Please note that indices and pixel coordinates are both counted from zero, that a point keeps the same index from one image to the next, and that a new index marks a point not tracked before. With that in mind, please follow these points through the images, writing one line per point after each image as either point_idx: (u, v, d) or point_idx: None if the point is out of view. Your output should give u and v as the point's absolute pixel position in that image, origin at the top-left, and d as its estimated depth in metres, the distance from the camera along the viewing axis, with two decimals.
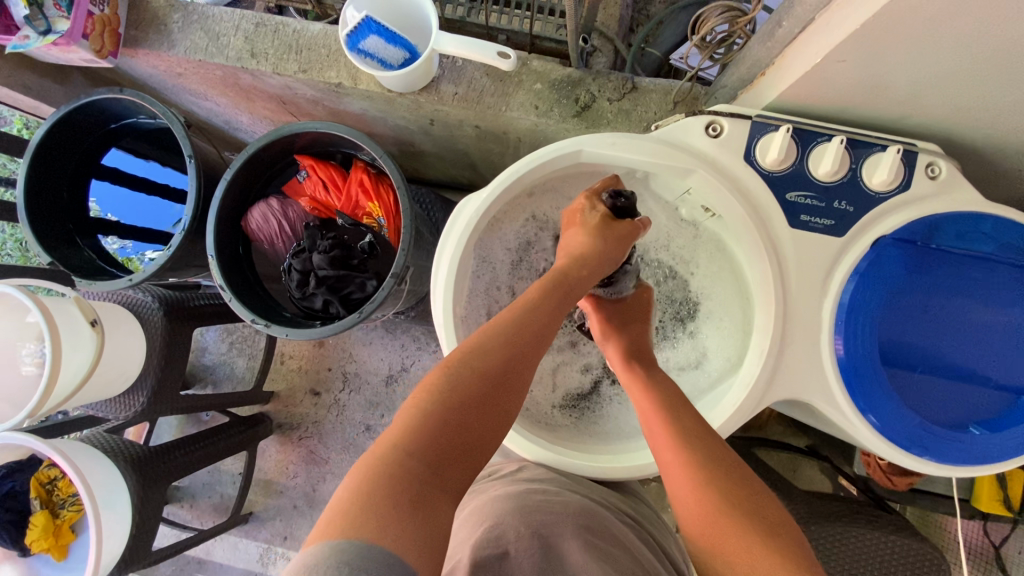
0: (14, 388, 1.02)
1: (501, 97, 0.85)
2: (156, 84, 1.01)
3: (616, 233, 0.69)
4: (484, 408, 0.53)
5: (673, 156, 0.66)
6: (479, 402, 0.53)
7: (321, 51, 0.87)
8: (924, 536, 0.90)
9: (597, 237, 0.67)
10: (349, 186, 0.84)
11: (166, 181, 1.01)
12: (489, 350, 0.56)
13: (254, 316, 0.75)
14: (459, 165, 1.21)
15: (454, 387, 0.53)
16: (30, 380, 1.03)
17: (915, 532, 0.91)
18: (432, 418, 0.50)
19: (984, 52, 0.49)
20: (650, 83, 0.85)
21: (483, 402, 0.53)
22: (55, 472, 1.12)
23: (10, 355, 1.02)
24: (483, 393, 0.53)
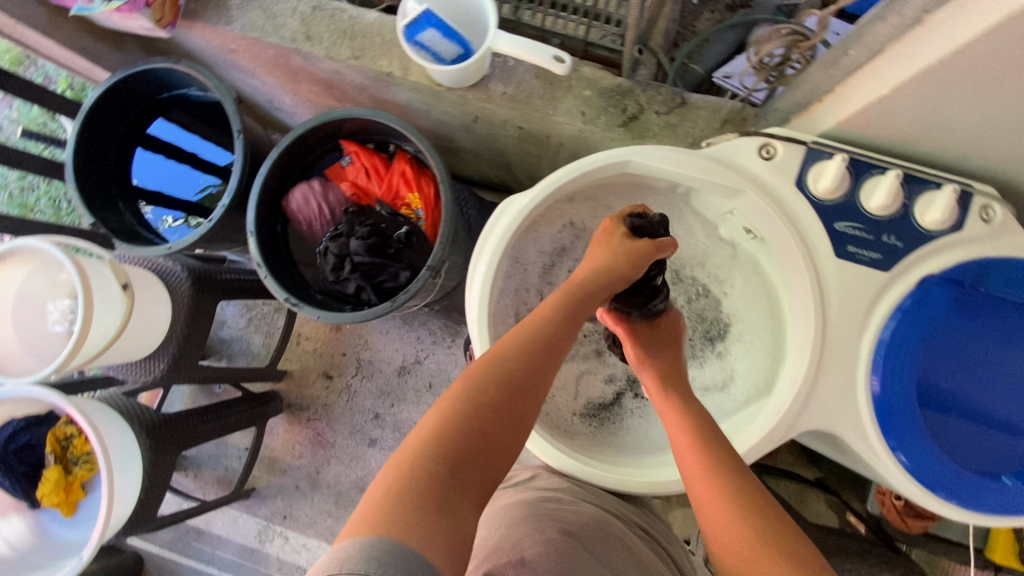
0: (40, 343, 1.03)
1: (549, 100, 0.85)
2: (208, 58, 1.02)
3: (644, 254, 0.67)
4: (506, 414, 0.52)
5: (724, 175, 0.65)
6: (503, 410, 0.52)
7: (375, 39, 0.88)
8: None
9: (625, 258, 0.66)
10: (391, 175, 0.84)
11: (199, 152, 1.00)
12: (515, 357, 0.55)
13: (287, 295, 0.76)
14: (494, 164, 1.21)
15: (481, 392, 0.52)
16: (54, 336, 1.04)
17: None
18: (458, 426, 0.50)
19: None
20: (699, 99, 0.84)
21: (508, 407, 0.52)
22: (71, 430, 1.13)
23: (37, 309, 1.03)
24: (510, 398, 0.53)
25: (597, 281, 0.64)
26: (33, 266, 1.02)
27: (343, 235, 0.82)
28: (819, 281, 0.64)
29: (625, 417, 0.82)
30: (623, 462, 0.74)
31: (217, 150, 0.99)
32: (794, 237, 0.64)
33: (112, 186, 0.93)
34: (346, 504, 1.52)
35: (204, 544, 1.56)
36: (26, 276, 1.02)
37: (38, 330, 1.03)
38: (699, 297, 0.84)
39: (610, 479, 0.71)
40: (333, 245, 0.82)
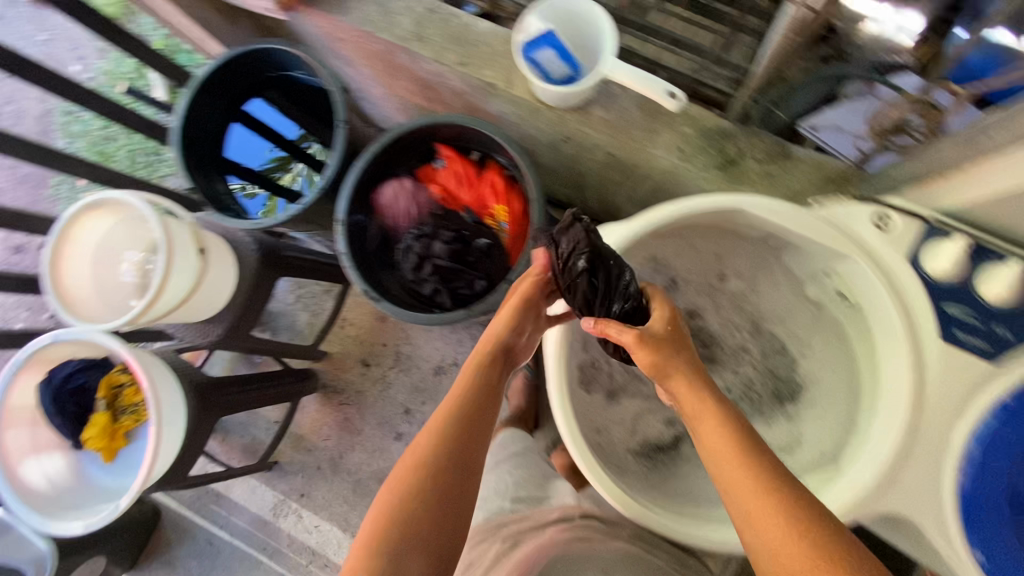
0: (110, 291, 1.07)
1: (648, 132, 0.85)
2: (314, 43, 1.05)
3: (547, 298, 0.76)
4: (444, 467, 0.59)
5: (834, 238, 0.64)
6: (455, 456, 0.60)
7: (484, 49, 0.89)
8: None
9: (526, 296, 0.73)
10: (481, 185, 0.85)
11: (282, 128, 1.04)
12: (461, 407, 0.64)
13: (367, 287, 0.77)
14: (568, 183, 1.21)
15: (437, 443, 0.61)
16: (125, 286, 1.08)
17: None
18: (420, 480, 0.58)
19: None
20: (802, 153, 0.83)
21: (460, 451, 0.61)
22: (124, 378, 1.16)
23: (113, 259, 1.07)
24: (461, 442, 0.62)
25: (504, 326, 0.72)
26: (117, 218, 1.06)
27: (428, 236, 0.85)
28: (919, 362, 0.62)
29: (680, 463, 0.81)
30: (675, 508, 0.73)
31: (289, 126, 1.04)
32: (897, 312, 0.62)
33: (209, 156, 0.95)
34: (363, 493, 1.53)
35: (221, 508, 1.58)
36: (109, 226, 1.05)
37: (113, 279, 1.07)
38: (773, 355, 0.81)
39: (663, 524, 0.69)
40: (416, 245, 0.84)
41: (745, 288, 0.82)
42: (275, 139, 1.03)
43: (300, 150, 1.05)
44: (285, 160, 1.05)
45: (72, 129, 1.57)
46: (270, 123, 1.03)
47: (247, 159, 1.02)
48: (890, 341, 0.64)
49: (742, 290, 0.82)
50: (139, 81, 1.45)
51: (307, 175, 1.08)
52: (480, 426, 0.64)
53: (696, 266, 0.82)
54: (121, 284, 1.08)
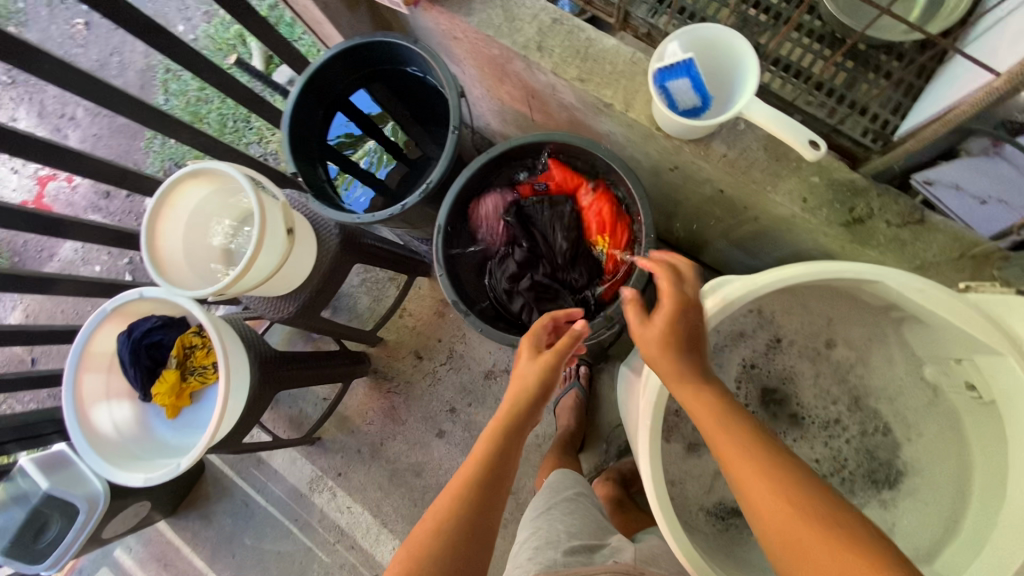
0: (198, 254, 1.09)
1: (771, 176, 0.80)
2: (428, 37, 1.04)
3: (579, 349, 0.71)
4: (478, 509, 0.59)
5: (988, 330, 0.58)
6: (484, 496, 0.60)
7: (607, 66, 0.86)
8: None
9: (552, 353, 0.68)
10: (586, 208, 0.83)
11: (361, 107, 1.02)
12: (470, 481, 0.60)
13: (458, 299, 0.76)
14: (658, 209, 1.16)
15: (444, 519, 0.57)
16: (212, 252, 1.11)
17: None
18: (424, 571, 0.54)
19: None
20: (941, 221, 0.76)
21: (470, 531, 0.57)
22: (197, 340, 1.18)
23: (205, 224, 1.11)
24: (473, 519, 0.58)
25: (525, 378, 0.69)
26: (216, 187, 1.09)
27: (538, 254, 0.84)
28: None
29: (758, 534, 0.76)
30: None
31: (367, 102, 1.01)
32: None
33: (313, 140, 0.97)
34: (398, 484, 1.54)
35: (261, 473, 1.63)
36: (205, 195, 1.08)
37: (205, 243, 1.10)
38: (869, 433, 0.77)
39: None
40: (518, 255, 0.83)
41: (853, 358, 0.78)
42: (359, 120, 1.02)
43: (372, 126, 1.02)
44: (358, 138, 1.04)
45: (171, 87, 1.62)
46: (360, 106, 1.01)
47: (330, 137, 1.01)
48: None
49: (850, 359, 0.78)
50: (242, 50, 1.49)
51: (376, 153, 1.07)
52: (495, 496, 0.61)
53: (805, 327, 0.79)
54: (209, 249, 1.11)
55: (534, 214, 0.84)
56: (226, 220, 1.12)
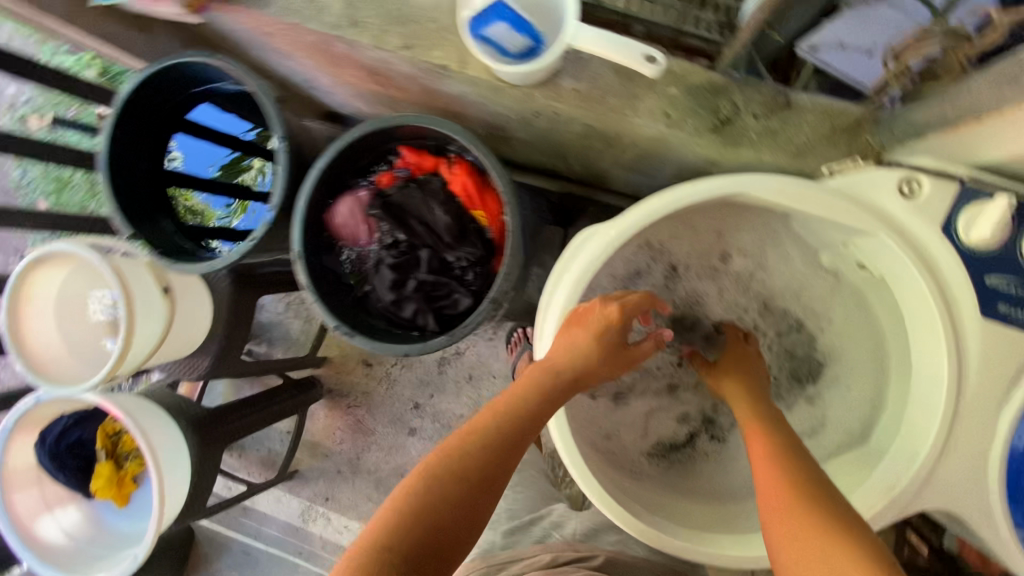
0: (81, 339, 1.00)
1: (628, 100, 0.74)
2: (242, 40, 0.93)
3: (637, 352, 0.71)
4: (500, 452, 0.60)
5: (855, 214, 0.55)
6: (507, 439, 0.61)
7: (428, 26, 0.78)
8: None
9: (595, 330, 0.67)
10: (450, 189, 0.74)
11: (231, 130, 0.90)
12: (468, 456, 0.59)
13: (339, 324, 0.69)
14: (548, 153, 1.10)
15: (428, 494, 0.55)
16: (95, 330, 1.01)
17: None
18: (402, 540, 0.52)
19: None
20: (807, 100, 0.72)
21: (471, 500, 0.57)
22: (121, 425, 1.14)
23: (78, 303, 1.00)
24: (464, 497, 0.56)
25: (564, 359, 0.66)
26: (71, 267, 0.98)
27: (415, 245, 0.75)
28: (956, 342, 0.55)
29: (701, 463, 0.76)
30: (697, 514, 0.67)
31: (235, 122, 0.90)
32: (930, 294, 0.54)
33: (152, 193, 0.85)
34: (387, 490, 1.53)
35: (251, 520, 1.60)
36: (65, 277, 0.98)
37: (83, 325, 1.00)
38: (783, 334, 0.76)
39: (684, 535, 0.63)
40: (390, 258, 0.74)
41: (751, 265, 0.75)
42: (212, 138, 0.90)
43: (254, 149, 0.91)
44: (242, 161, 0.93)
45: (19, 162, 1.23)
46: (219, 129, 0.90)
47: (195, 169, 0.90)
48: (921, 323, 0.57)
49: (749, 267, 0.75)
50: (89, 104, 1.18)
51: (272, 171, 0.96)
52: (491, 476, 0.59)
53: (697, 248, 0.76)
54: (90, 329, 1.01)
55: (404, 201, 0.75)
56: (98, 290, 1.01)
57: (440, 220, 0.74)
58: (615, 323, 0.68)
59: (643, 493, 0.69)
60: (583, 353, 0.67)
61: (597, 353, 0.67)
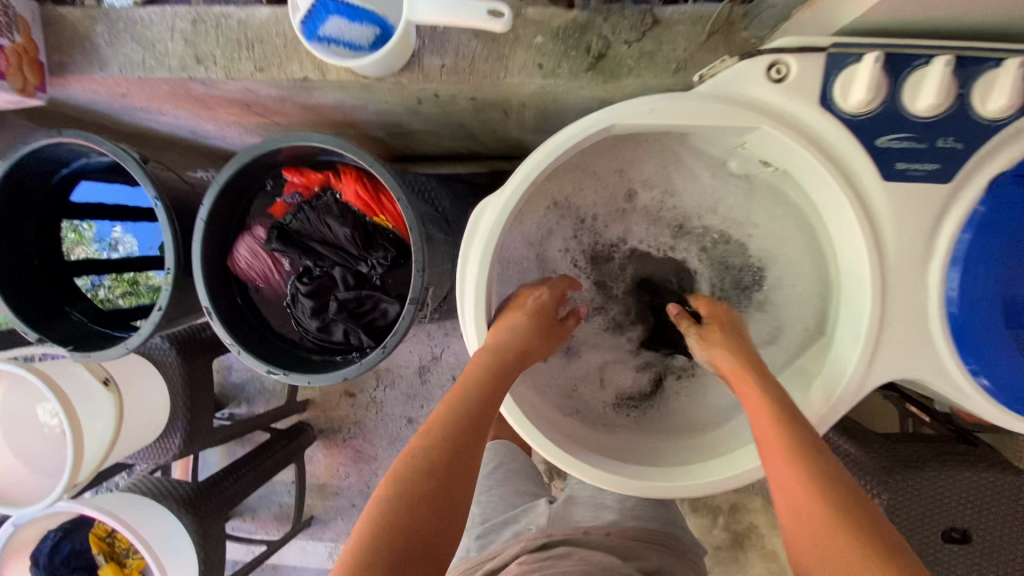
0: (48, 456, 0.92)
1: (497, 61, 0.71)
2: (106, 110, 0.88)
3: (568, 330, 0.71)
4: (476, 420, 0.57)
5: (728, 112, 0.53)
6: (478, 404, 0.58)
7: (275, 41, 0.73)
8: (1000, 465, 0.90)
9: (527, 308, 0.67)
10: (344, 201, 0.71)
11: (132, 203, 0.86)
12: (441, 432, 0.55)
13: (269, 366, 0.67)
14: (457, 137, 1.06)
15: (401, 492, 0.50)
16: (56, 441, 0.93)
17: (997, 461, 0.91)
18: (382, 552, 0.46)
19: None
20: (673, 12, 0.69)
21: (452, 471, 0.53)
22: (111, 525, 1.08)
23: (31, 419, 0.92)
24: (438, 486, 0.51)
25: (503, 333, 0.63)
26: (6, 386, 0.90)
27: (326, 265, 0.72)
28: (864, 212, 0.53)
29: (677, 399, 0.75)
30: (674, 454, 0.66)
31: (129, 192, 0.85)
32: (826, 173, 0.53)
33: (48, 290, 0.81)
34: None
35: None
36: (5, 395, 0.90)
37: (40, 443, 0.93)
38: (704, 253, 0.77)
39: (664, 484, 0.61)
40: (304, 285, 0.71)
41: (658, 194, 0.74)
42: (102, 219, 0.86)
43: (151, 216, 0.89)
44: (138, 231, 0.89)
45: None
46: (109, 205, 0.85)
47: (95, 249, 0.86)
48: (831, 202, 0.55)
49: (657, 197, 0.74)
50: None
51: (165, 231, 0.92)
52: (462, 453, 0.54)
53: (601, 194, 0.74)
54: (53, 441, 0.93)
55: (301, 227, 0.71)
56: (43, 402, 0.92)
57: (347, 235, 0.70)
58: (545, 299, 0.69)
59: (617, 444, 0.68)
60: (522, 327, 0.65)
61: (533, 326, 0.66)
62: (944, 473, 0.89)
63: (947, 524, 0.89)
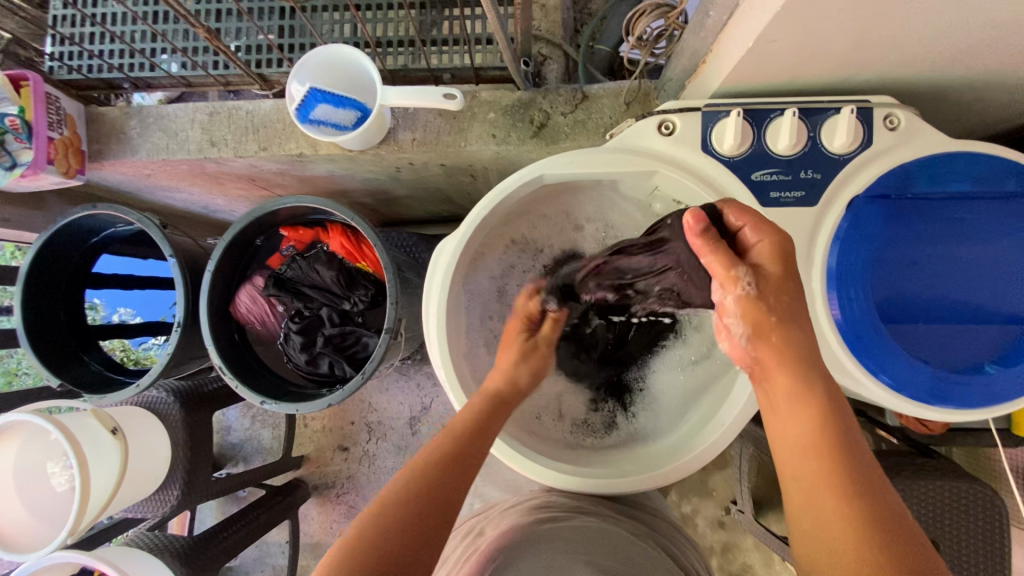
0: (51, 509, 0.90)
1: (458, 133, 0.86)
2: (130, 188, 1.02)
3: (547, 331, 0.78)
4: (472, 438, 0.61)
5: (633, 160, 0.66)
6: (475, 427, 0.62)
7: (277, 125, 0.88)
8: (964, 475, 0.93)
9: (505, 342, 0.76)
10: (332, 253, 0.84)
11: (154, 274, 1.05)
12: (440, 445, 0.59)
13: (263, 397, 0.76)
14: (435, 201, 1.20)
15: (398, 493, 0.53)
16: (63, 497, 0.91)
17: (962, 472, 0.94)
18: (391, 530, 0.49)
19: (899, 7, 0.50)
20: (598, 88, 0.85)
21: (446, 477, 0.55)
22: None
23: (39, 475, 0.91)
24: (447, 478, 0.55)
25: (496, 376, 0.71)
26: (20, 437, 0.89)
27: (315, 307, 0.84)
28: None
29: (633, 421, 0.82)
30: (622, 464, 0.73)
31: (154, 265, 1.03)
32: (717, 200, 0.65)
33: (71, 340, 0.94)
34: None
35: None
36: (17, 451, 0.89)
37: (46, 497, 0.90)
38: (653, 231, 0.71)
39: (606, 487, 0.69)
40: (295, 326, 0.82)
41: (601, 228, 0.85)
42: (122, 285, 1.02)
43: (166, 284, 1.05)
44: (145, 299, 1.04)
45: None
46: (129, 276, 1.02)
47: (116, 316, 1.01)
48: None
49: (601, 230, 0.85)
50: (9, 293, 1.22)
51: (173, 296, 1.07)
52: (459, 464, 0.57)
53: (554, 232, 0.86)
54: (59, 497, 0.91)
55: (295, 275, 0.84)
56: (55, 461, 0.91)
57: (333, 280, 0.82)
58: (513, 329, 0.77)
59: (573, 459, 0.74)
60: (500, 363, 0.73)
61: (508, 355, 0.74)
62: (906, 483, 0.92)
63: None
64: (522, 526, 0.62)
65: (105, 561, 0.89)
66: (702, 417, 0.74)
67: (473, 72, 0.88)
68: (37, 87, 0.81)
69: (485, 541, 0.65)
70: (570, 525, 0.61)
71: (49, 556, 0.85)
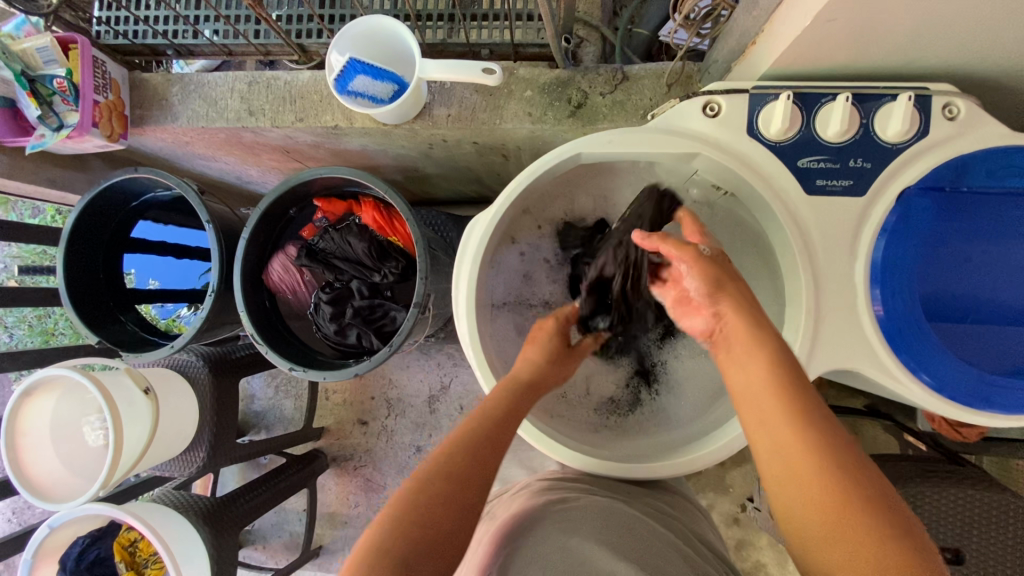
0: (85, 463, 0.93)
1: (494, 110, 0.85)
2: (168, 155, 1.04)
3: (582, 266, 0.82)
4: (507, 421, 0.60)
5: (675, 142, 0.65)
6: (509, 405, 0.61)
7: (314, 97, 0.89)
8: (1004, 488, 0.89)
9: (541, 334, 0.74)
10: (364, 226, 0.85)
11: (190, 242, 1.07)
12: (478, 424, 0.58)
13: (291, 363, 0.77)
14: (465, 180, 1.18)
15: (442, 470, 0.53)
16: (98, 452, 0.94)
17: (999, 484, 0.90)
18: (428, 507, 0.49)
19: None
20: (639, 69, 0.83)
21: (484, 456, 0.55)
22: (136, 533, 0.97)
23: (72, 431, 0.94)
24: (482, 460, 0.55)
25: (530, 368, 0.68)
26: (60, 392, 0.92)
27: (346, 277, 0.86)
28: (795, 221, 0.63)
29: (657, 399, 0.81)
30: (645, 449, 0.72)
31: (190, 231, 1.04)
32: (759, 187, 0.63)
33: (109, 299, 0.96)
34: None
35: None
36: (53, 407, 0.92)
37: (79, 452, 0.94)
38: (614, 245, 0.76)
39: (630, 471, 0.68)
40: (326, 296, 0.84)
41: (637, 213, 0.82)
42: (157, 250, 1.05)
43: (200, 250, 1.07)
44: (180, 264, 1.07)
45: None
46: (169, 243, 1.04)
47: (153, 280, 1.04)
48: (770, 217, 0.65)
49: None
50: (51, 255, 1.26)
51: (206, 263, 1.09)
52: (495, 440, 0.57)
53: (586, 214, 0.84)
54: (92, 452, 0.94)
55: (327, 246, 0.85)
56: (91, 416, 0.95)
57: (364, 252, 0.84)
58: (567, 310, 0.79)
59: (599, 443, 0.73)
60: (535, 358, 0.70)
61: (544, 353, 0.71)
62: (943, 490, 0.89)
63: (943, 545, 0.88)
64: (531, 505, 0.62)
65: (134, 514, 0.91)
66: (727, 410, 0.72)
67: (512, 49, 0.86)
68: (85, 50, 0.83)
69: (502, 517, 0.64)
70: (580, 501, 0.60)
71: (82, 506, 0.87)
